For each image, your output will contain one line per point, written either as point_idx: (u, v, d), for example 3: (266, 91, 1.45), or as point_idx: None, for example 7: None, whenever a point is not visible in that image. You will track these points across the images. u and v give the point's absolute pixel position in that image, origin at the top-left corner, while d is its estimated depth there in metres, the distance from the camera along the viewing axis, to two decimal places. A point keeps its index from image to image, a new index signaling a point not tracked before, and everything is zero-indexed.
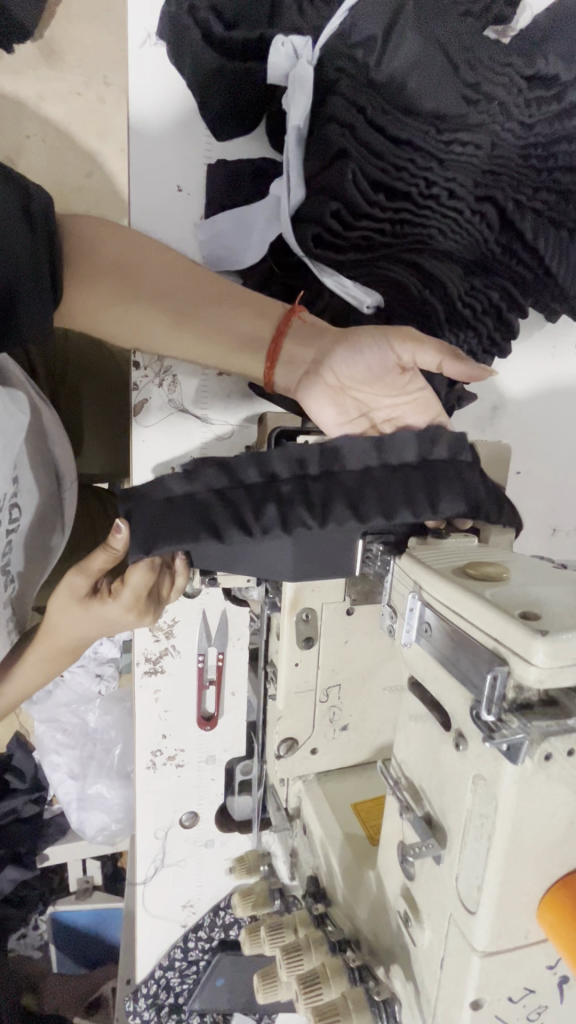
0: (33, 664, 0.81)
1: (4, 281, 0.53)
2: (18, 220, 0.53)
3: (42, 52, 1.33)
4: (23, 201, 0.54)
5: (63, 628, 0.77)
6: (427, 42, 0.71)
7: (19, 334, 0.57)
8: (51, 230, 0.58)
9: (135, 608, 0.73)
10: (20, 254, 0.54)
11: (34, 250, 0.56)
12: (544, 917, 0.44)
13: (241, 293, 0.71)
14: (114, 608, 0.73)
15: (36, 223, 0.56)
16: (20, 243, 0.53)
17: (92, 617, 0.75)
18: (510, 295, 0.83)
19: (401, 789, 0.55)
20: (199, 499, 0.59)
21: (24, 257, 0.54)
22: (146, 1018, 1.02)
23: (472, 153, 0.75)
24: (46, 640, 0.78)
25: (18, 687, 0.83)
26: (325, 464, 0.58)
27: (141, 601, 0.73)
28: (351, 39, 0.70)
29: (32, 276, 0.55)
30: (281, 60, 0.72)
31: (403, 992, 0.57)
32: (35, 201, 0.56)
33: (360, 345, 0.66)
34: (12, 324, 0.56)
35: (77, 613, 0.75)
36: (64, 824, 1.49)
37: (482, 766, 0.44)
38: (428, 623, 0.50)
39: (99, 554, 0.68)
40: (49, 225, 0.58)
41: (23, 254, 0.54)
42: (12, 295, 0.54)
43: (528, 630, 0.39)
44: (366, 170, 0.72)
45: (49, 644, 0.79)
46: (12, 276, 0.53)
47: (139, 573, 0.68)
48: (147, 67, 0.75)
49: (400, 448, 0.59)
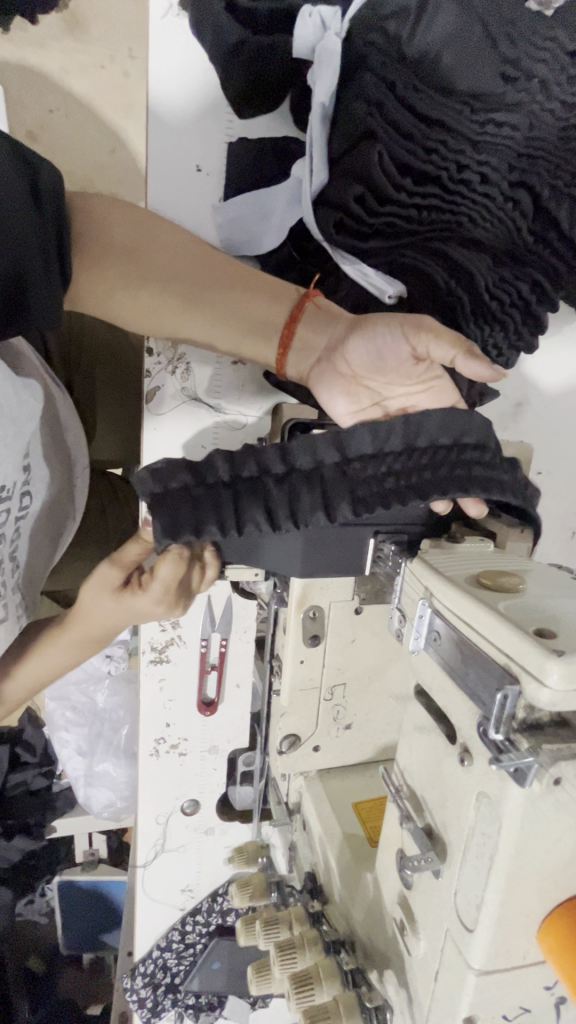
0: (66, 647, 0.81)
1: (10, 260, 0.51)
2: (25, 200, 0.51)
3: (66, 22, 1.30)
4: (30, 177, 0.52)
5: (94, 615, 0.77)
6: (466, 15, 0.66)
7: (27, 320, 0.56)
8: (60, 211, 0.56)
9: (165, 600, 0.72)
10: (26, 234, 0.52)
11: (41, 232, 0.54)
12: (543, 939, 0.42)
13: (257, 277, 0.69)
14: (144, 600, 0.72)
15: (44, 203, 0.54)
16: (27, 225, 0.52)
17: (123, 607, 0.74)
18: (541, 287, 0.79)
19: (402, 798, 0.54)
20: (201, 492, 0.55)
21: (31, 240, 0.52)
22: (143, 996, 1.04)
23: (508, 135, 0.71)
24: (81, 624, 0.78)
25: (38, 670, 0.83)
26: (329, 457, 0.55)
27: (170, 594, 0.71)
28: (383, 11, 0.66)
29: (39, 259, 0.54)
30: (310, 33, 0.68)
31: (395, 998, 0.56)
32: (43, 180, 0.54)
33: (374, 329, 0.61)
34: (19, 309, 0.54)
35: (109, 603, 0.75)
36: (72, 799, 1.50)
37: (487, 784, 0.42)
38: (437, 632, 0.48)
39: (133, 543, 0.72)
40: (58, 206, 0.56)
41: (29, 232, 0.52)
42: (18, 276, 0.52)
43: (543, 649, 0.37)
44: (394, 152, 0.68)
45: (81, 628, 0.79)
46: (18, 257, 0.51)
47: (169, 565, 0.66)
48: (168, 38, 0.72)
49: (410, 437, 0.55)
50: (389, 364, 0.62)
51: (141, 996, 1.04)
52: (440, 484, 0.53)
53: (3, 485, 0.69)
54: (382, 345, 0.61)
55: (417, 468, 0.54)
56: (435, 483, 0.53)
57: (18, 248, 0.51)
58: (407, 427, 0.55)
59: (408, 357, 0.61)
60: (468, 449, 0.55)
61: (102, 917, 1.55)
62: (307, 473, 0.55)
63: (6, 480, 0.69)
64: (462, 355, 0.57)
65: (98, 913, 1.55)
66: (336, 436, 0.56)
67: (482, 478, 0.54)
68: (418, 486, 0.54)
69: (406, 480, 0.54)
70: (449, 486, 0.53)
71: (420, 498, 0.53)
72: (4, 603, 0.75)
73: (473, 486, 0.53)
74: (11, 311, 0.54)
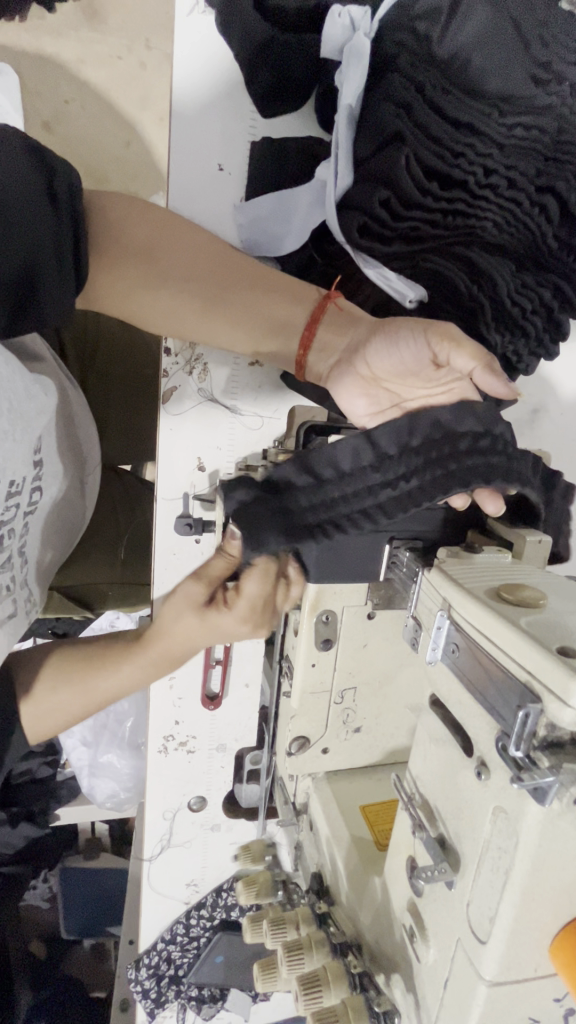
0: (140, 667, 0.77)
1: (22, 254, 0.50)
2: (40, 198, 0.51)
3: (84, 11, 1.29)
4: (46, 177, 0.52)
5: (176, 632, 0.73)
6: (499, 15, 0.67)
7: (41, 317, 0.56)
8: (76, 208, 0.56)
9: (251, 620, 0.70)
10: (39, 229, 0.51)
11: (55, 226, 0.53)
12: (556, 954, 0.43)
13: (276, 278, 0.68)
14: (229, 618, 0.70)
15: (59, 201, 0.54)
16: (42, 224, 0.51)
17: (207, 625, 0.72)
18: (562, 293, 0.76)
19: (415, 806, 0.55)
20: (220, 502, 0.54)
21: (44, 236, 0.52)
22: (147, 987, 1.05)
23: (536, 137, 0.70)
24: (159, 641, 0.75)
25: (99, 689, 0.79)
26: (350, 458, 0.54)
27: (255, 613, 0.69)
28: (414, 11, 0.66)
29: (52, 254, 0.53)
30: (338, 32, 0.69)
31: (403, 1003, 0.57)
32: (60, 178, 0.54)
33: (397, 334, 0.59)
34: (33, 307, 0.54)
35: (192, 622, 0.72)
36: (76, 788, 1.52)
37: (505, 799, 0.42)
38: (455, 644, 0.48)
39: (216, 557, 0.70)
40: (75, 204, 0.56)
41: (41, 226, 0.51)
42: (30, 270, 0.52)
43: (567, 669, 0.37)
44: (421, 156, 0.67)
45: (160, 647, 0.75)
46: (30, 250, 0.51)
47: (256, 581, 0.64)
48: (192, 36, 0.72)
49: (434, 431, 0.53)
50: (409, 369, 0.60)
51: (144, 987, 1.05)
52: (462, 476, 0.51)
53: (12, 481, 0.68)
54: (405, 354, 0.59)
55: (435, 462, 0.52)
56: (454, 476, 0.51)
57: (32, 245, 0.51)
58: (434, 432, 0.53)
59: (429, 365, 0.59)
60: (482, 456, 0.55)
61: (103, 906, 1.57)
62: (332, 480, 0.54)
63: (16, 476, 0.69)
64: (482, 369, 0.55)
65: (97, 900, 1.57)
66: (357, 437, 0.54)
67: (506, 477, 0.52)
68: (443, 480, 0.52)
69: (423, 475, 0.52)
70: (466, 481, 0.51)
71: (439, 498, 0.51)
72: (12, 599, 0.75)
73: (491, 477, 0.51)
74: (25, 307, 0.53)
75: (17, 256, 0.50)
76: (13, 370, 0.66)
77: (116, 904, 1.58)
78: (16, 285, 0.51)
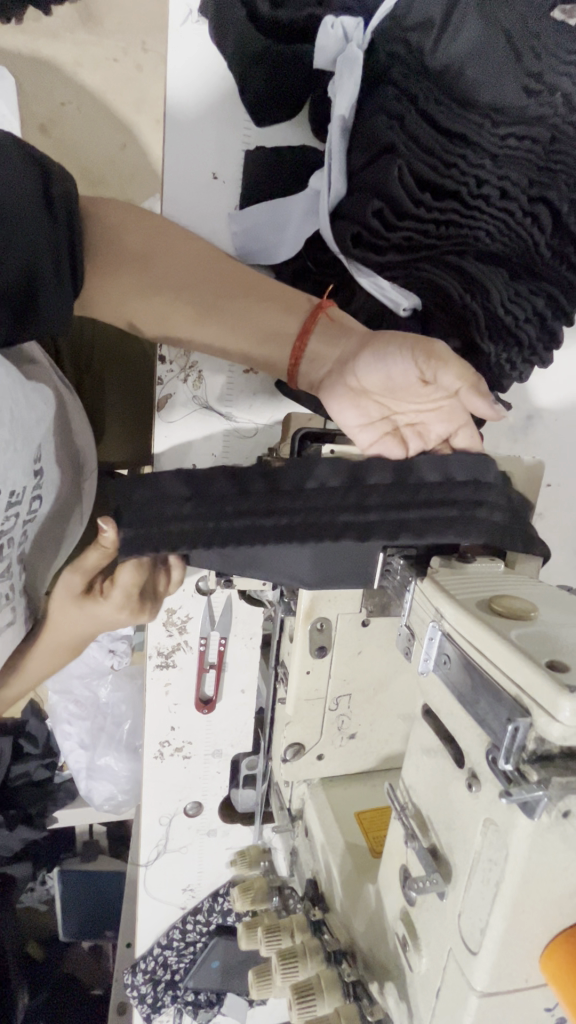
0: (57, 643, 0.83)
1: (20, 268, 0.50)
2: (37, 211, 0.51)
3: (80, 14, 1.29)
4: (43, 187, 0.52)
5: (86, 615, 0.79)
6: (490, 28, 0.67)
7: (38, 328, 0.56)
8: (72, 218, 0.56)
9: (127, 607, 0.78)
10: (36, 242, 0.51)
11: (52, 239, 0.53)
12: (546, 966, 0.43)
13: (270, 287, 0.68)
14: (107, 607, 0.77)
15: (56, 213, 0.54)
16: (41, 237, 0.52)
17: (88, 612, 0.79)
18: (556, 302, 0.76)
19: (408, 816, 0.55)
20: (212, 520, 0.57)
21: (41, 248, 0.52)
22: (143, 991, 1.06)
23: (529, 147, 0.70)
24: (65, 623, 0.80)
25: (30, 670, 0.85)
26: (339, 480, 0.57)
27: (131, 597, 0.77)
28: (407, 22, 0.66)
29: (49, 266, 0.53)
30: (330, 44, 0.68)
31: (395, 1010, 0.57)
32: (56, 189, 0.54)
33: (385, 352, 0.59)
34: (33, 319, 0.54)
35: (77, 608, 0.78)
36: (73, 791, 1.52)
37: (495, 812, 0.42)
38: (447, 655, 0.49)
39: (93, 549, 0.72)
40: (70, 214, 0.56)
41: (37, 239, 0.51)
42: (28, 283, 0.52)
43: (555, 685, 0.38)
44: (414, 167, 0.67)
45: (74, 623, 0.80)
46: (27, 263, 0.51)
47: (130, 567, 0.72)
48: (186, 44, 0.72)
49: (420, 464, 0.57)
50: (397, 385, 0.60)
51: (141, 992, 1.05)
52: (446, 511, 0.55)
53: (13, 491, 0.68)
54: (393, 371, 0.59)
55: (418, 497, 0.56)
56: None
57: (31, 258, 0.51)
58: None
59: (417, 382, 0.59)
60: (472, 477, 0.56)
61: (103, 905, 1.57)
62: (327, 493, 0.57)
63: (17, 487, 0.69)
64: (468, 388, 0.58)
65: (97, 900, 1.56)
66: None
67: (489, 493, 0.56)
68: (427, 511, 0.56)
69: None
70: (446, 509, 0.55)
71: None
72: (11, 608, 0.76)
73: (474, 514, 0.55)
74: (25, 321, 0.54)
75: (16, 269, 0.50)
76: (14, 381, 0.66)
77: (115, 904, 1.58)
78: (14, 297, 0.51)
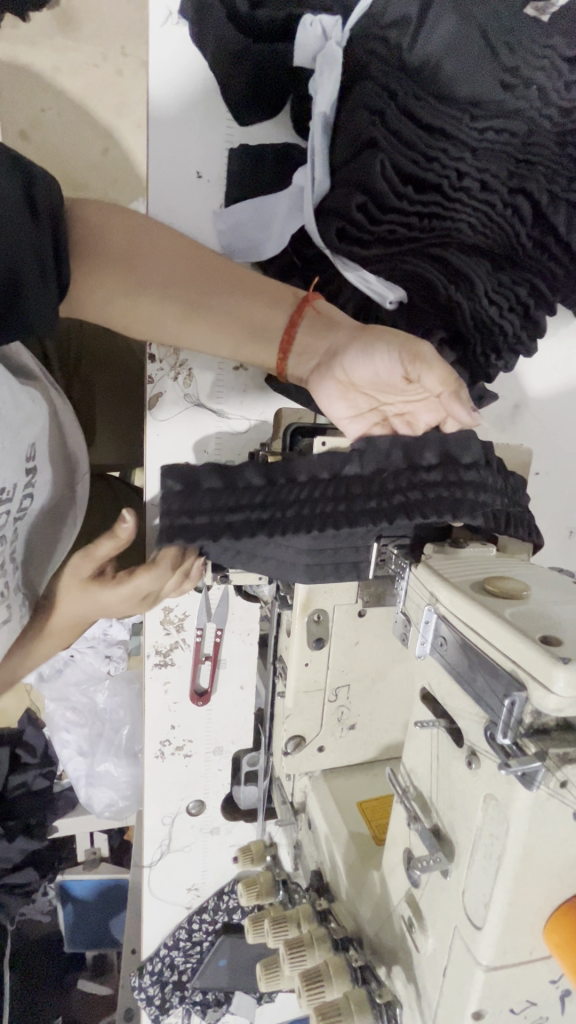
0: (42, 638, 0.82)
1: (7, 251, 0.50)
2: (20, 201, 0.52)
3: (59, 20, 1.29)
4: (26, 181, 0.53)
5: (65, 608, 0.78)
6: (466, 23, 0.67)
7: (24, 321, 0.55)
8: (57, 214, 0.57)
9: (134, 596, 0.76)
10: (20, 230, 0.52)
11: (36, 228, 0.54)
12: (550, 935, 0.44)
13: (255, 280, 0.69)
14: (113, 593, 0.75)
15: (39, 206, 0.54)
16: (25, 238, 0.52)
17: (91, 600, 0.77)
18: (538, 292, 0.78)
19: (409, 799, 0.56)
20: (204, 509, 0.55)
21: (25, 235, 0.52)
22: (151, 993, 1.05)
23: (507, 140, 0.72)
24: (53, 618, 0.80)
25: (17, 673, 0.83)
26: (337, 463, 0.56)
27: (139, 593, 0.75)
28: (385, 20, 0.67)
29: (33, 254, 0.53)
30: (310, 41, 0.68)
31: (404, 993, 0.58)
32: (39, 183, 0.55)
33: (373, 349, 0.60)
34: (17, 316, 0.54)
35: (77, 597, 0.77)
36: (73, 799, 1.51)
37: (495, 787, 0.43)
38: (443, 637, 0.49)
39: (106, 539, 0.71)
40: (54, 209, 0.56)
41: (22, 227, 0.52)
42: (16, 268, 0.52)
43: (549, 656, 0.39)
44: (395, 161, 0.68)
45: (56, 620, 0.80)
46: (15, 248, 0.51)
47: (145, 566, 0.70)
48: (167, 46, 0.73)
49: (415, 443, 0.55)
50: (384, 382, 0.61)
51: (149, 994, 1.05)
52: (436, 503, 0.55)
53: (2, 489, 0.68)
54: (380, 370, 0.60)
55: (405, 488, 0.56)
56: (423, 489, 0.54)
57: (17, 244, 0.51)
58: None
59: (401, 381, 0.60)
60: (445, 465, 0.57)
61: (108, 912, 1.55)
62: (325, 482, 0.56)
63: (6, 484, 0.68)
64: (451, 394, 0.59)
65: (102, 906, 1.55)
66: None
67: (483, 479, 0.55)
68: (423, 501, 0.55)
69: None
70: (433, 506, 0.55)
71: None
72: (7, 605, 0.74)
73: (457, 511, 0.55)
74: (9, 314, 0.53)
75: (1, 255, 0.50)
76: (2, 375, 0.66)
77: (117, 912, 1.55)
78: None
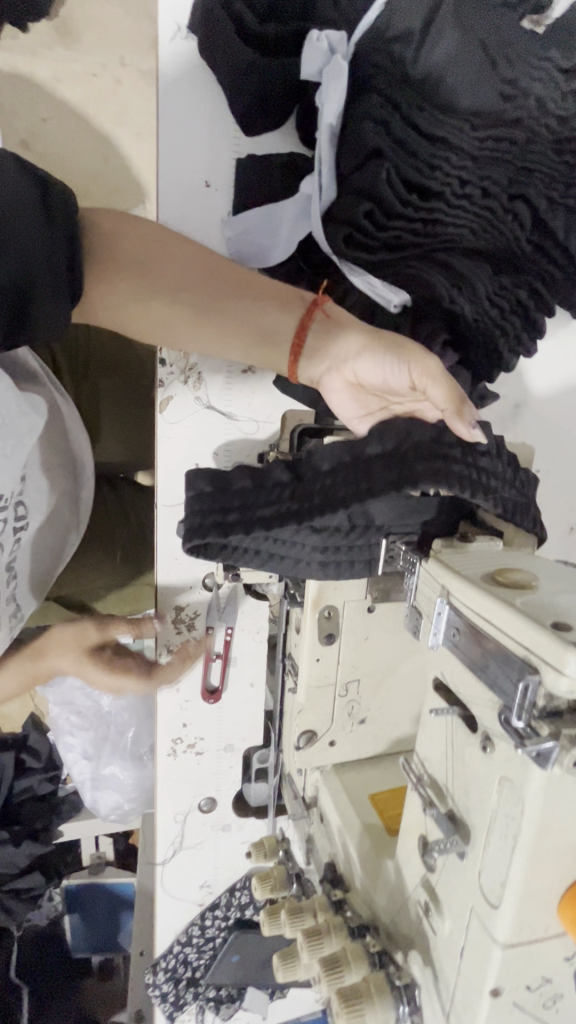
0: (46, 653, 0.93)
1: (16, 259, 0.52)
2: (35, 211, 0.53)
3: (58, 31, 1.32)
4: (41, 192, 0.55)
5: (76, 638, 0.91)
6: (467, 39, 0.71)
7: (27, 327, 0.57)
8: (72, 222, 0.58)
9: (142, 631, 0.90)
10: (31, 238, 0.53)
11: (49, 235, 0.55)
12: (565, 911, 0.45)
13: (264, 285, 0.71)
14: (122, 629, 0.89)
15: (55, 215, 0.56)
16: (39, 246, 0.54)
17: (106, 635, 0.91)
18: (538, 294, 0.80)
19: (424, 786, 0.57)
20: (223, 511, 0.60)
21: (37, 243, 0.54)
22: (165, 990, 1.06)
23: (507, 148, 0.75)
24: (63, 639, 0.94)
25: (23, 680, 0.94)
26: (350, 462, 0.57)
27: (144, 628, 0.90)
28: (389, 34, 0.70)
29: (45, 261, 0.55)
30: (316, 56, 0.69)
31: (421, 977, 0.60)
32: (54, 194, 0.56)
33: (382, 358, 0.64)
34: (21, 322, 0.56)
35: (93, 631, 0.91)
36: (79, 802, 1.52)
37: (511, 769, 0.45)
38: (456, 628, 0.51)
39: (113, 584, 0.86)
40: (69, 217, 0.58)
41: (35, 236, 0.53)
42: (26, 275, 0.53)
43: (561, 641, 0.40)
44: (400, 170, 0.71)
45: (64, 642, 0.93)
46: (26, 257, 0.53)
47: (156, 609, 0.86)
48: (175, 59, 0.75)
49: (426, 440, 0.57)
50: (393, 387, 0.66)
51: (163, 991, 1.06)
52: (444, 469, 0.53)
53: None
54: (390, 377, 0.65)
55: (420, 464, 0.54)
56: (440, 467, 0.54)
57: (28, 252, 0.53)
58: (425, 435, 0.57)
59: (407, 389, 0.65)
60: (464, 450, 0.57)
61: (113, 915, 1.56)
62: (342, 474, 0.57)
63: (5, 489, 0.70)
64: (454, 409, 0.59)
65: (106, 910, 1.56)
66: None
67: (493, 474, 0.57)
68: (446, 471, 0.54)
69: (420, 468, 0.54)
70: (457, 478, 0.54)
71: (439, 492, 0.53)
72: None
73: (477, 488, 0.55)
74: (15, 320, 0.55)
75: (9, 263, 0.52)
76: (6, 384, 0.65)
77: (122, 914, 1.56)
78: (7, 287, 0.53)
